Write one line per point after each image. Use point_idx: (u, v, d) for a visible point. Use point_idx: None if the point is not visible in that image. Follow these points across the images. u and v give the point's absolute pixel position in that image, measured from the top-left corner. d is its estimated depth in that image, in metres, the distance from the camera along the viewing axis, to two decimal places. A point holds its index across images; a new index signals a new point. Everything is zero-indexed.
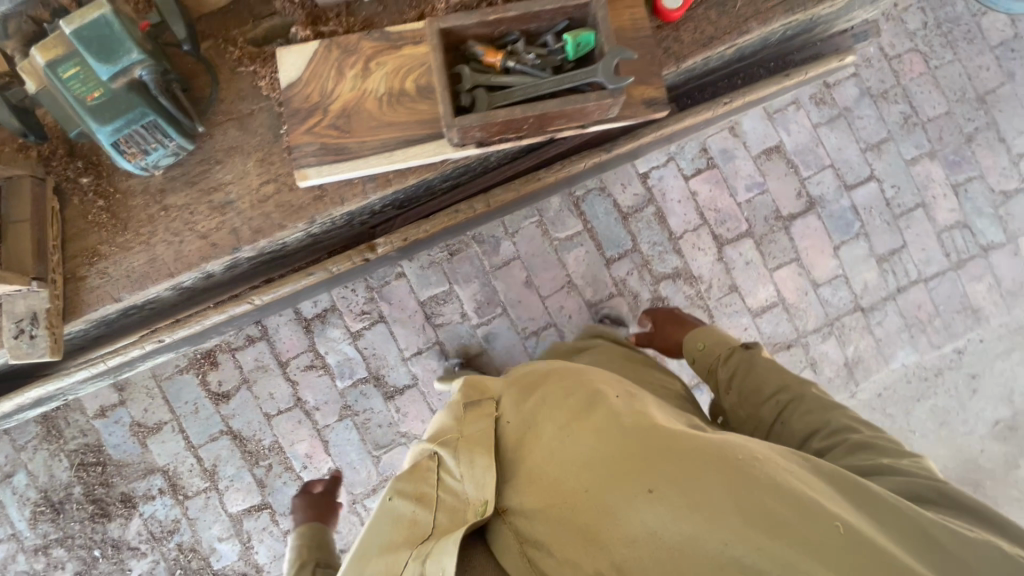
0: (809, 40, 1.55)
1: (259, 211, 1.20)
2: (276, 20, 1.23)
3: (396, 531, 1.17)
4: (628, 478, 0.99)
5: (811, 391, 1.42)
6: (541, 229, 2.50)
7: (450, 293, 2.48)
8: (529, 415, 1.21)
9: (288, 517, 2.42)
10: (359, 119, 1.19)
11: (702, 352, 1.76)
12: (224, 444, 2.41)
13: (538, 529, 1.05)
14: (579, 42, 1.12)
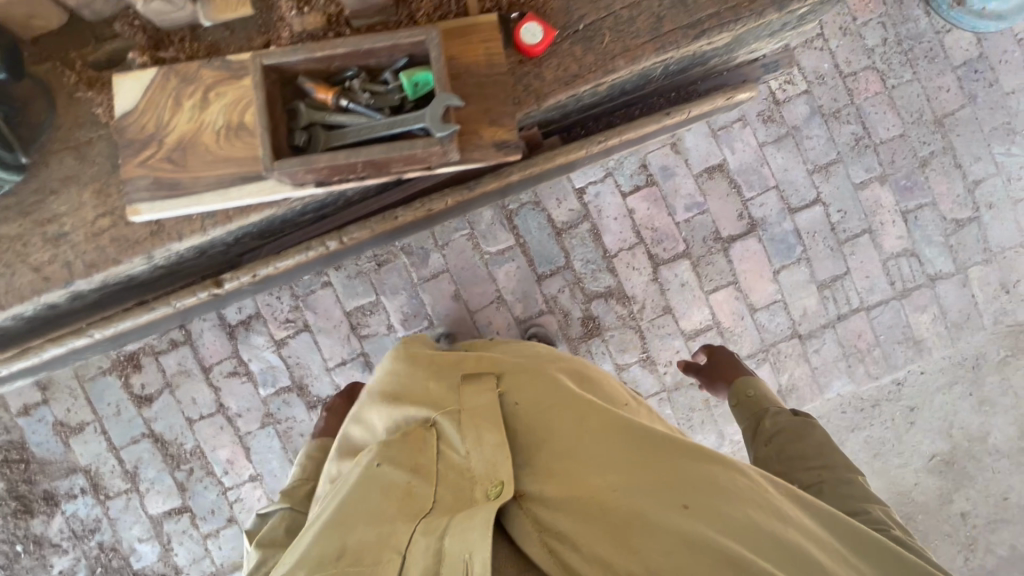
0: (711, 71, 1.47)
1: (93, 244, 1.17)
2: (118, 42, 1.17)
3: (386, 498, 1.11)
4: (661, 491, 1.04)
5: (858, 480, 1.36)
6: (473, 243, 2.44)
7: (377, 305, 2.44)
8: (542, 404, 1.25)
9: (208, 520, 2.44)
10: (194, 153, 1.14)
11: (756, 397, 1.69)
12: (147, 447, 2.42)
13: (561, 520, 1.02)
14: (417, 82, 1.05)
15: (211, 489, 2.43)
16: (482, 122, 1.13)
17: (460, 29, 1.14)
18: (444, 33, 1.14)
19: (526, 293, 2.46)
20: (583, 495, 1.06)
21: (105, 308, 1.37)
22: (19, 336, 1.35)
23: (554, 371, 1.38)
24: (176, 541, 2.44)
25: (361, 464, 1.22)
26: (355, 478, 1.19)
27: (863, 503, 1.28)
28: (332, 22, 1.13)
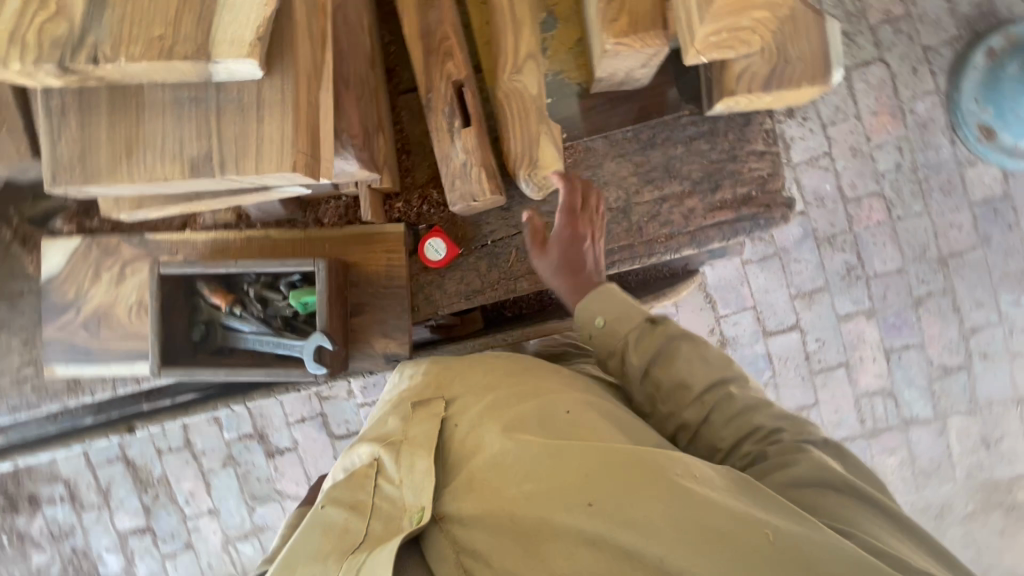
0: (653, 270, 1.36)
1: (17, 390, 1.26)
2: (52, 204, 1.23)
3: (314, 547, 0.74)
4: (564, 481, 0.67)
5: (733, 388, 0.87)
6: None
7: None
8: (473, 389, 0.87)
9: (168, 542, 2.66)
10: (107, 324, 1.20)
11: (608, 335, 0.96)
12: (120, 469, 2.61)
13: (467, 528, 0.68)
14: (306, 302, 1.09)
15: (173, 515, 2.63)
16: (374, 334, 1.14)
17: (360, 234, 1.14)
18: (346, 240, 1.14)
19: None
20: (494, 503, 0.69)
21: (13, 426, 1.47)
22: None
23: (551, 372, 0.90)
24: (143, 556, 2.68)
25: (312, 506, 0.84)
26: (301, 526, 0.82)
27: (747, 412, 0.84)
28: (241, 220, 1.17)
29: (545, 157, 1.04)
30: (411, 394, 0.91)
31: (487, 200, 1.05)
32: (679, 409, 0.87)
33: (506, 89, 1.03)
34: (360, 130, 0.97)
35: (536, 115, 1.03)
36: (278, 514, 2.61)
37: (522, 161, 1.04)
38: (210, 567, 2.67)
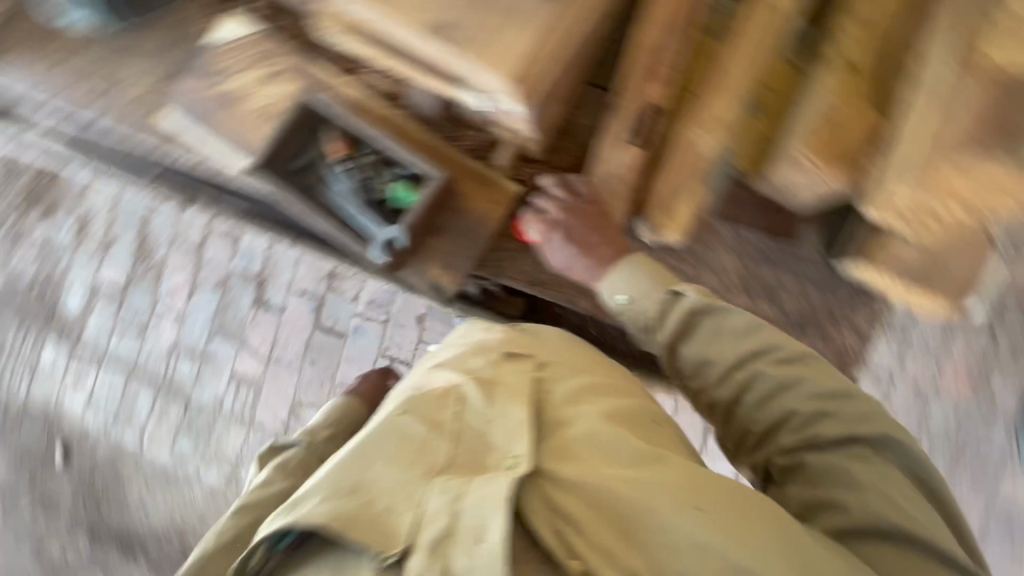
0: None
1: (128, 112, 1.35)
2: None
3: (395, 455, 0.76)
4: (670, 487, 0.77)
5: (764, 367, 0.98)
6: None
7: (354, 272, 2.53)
8: (568, 366, 0.93)
9: (128, 315, 2.75)
10: (233, 106, 1.26)
11: (629, 310, 1.10)
12: (132, 231, 2.71)
13: (569, 496, 0.75)
14: (401, 196, 1.16)
15: (146, 296, 2.72)
16: (437, 259, 1.18)
17: (483, 172, 1.17)
18: (467, 170, 1.17)
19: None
20: (602, 486, 0.76)
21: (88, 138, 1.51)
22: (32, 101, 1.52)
23: (638, 388, 0.97)
24: (101, 313, 2.76)
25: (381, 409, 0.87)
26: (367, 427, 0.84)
27: (781, 399, 0.96)
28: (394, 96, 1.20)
29: (677, 216, 1.06)
30: (499, 343, 0.94)
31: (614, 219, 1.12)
32: (713, 389, 1.02)
33: (688, 142, 1.04)
34: (554, 93, 1.00)
35: (698, 179, 1.05)
36: (230, 354, 2.66)
37: (653, 209, 1.08)
38: (147, 359, 2.74)
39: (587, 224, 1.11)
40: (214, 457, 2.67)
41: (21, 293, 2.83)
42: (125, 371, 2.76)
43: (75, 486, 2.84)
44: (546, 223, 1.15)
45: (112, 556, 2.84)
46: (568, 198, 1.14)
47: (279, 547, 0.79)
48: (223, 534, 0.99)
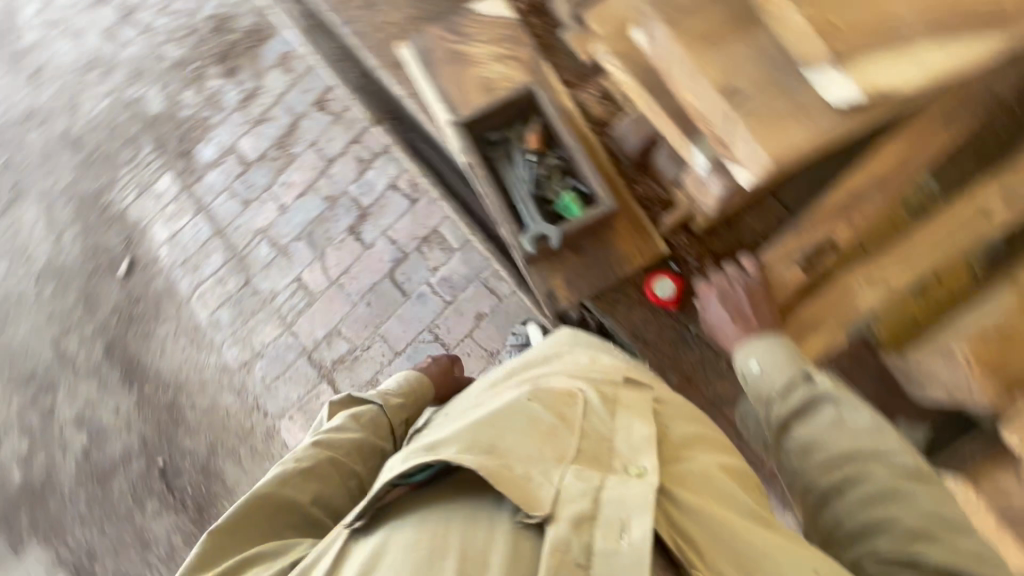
0: None
1: (372, 29, 1.51)
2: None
3: (529, 431, 0.87)
4: (795, 555, 0.82)
5: (879, 466, 1.00)
6: (522, 312, 2.64)
7: (443, 244, 2.75)
8: (682, 416, 1.03)
9: (241, 184, 3.00)
10: (460, 66, 1.38)
11: (759, 381, 1.14)
12: (285, 122, 3.02)
13: (693, 519, 0.82)
14: (567, 205, 1.23)
15: (266, 178, 2.98)
16: (564, 273, 1.23)
17: (643, 222, 1.24)
18: (631, 212, 1.24)
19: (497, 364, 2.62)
20: (724, 526, 0.83)
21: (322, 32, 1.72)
22: None
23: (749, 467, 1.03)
24: (221, 173, 3.03)
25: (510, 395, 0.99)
26: (494, 405, 0.95)
27: (892, 506, 0.96)
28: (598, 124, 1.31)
29: (812, 342, 1.19)
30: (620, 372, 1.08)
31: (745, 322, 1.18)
32: (813, 476, 1.04)
33: (849, 291, 1.16)
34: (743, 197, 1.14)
35: (840, 323, 1.16)
36: (308, 261, 2.85)
37: (798, 327, 1.19)
38: (236, 229, 2.96)
39: (751, 302, 1.18)
40: (247, 338, 2.83)
41: (167, 125, 3.13)
42: (213, 230, 2.98)
43: (114, 302, 3.00)
44: (708, 286, 1.23)
45: (106, 380, 2.93)
46: (740, 274, 1.20)
47: (407, 484, 0.86)
48: (304, 461, 1.28)
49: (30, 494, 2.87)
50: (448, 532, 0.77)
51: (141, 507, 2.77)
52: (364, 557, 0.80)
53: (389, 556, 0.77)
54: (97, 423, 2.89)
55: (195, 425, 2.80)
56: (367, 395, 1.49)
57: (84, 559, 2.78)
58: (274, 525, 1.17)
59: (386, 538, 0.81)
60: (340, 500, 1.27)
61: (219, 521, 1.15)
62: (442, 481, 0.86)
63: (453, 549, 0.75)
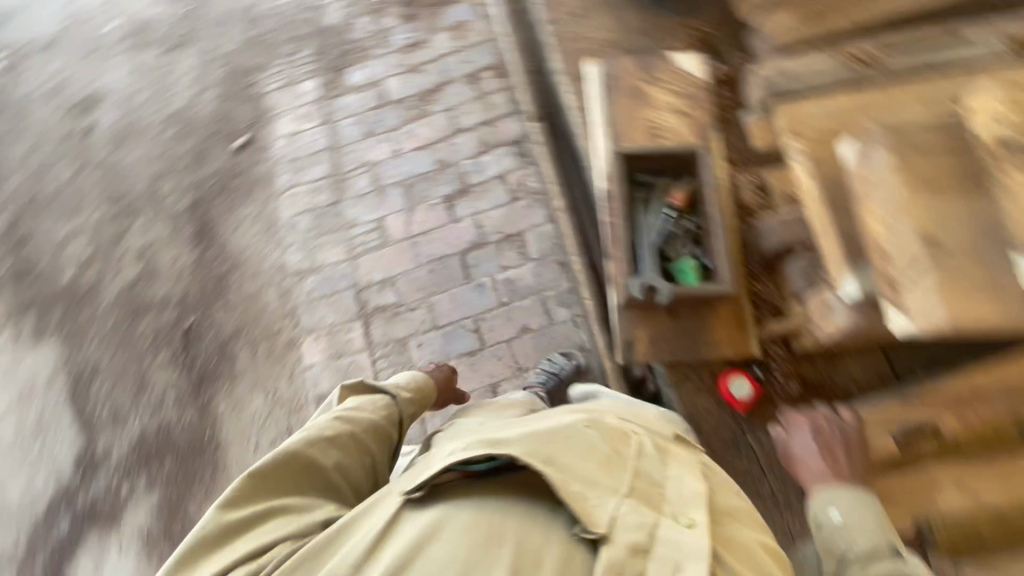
0: None
1: (571, 36, 1.59)
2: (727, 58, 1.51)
3: (588, 458, 1.10)
4: None
5: None
6: (566, 343, 2.64)
7: (521, 249, 2.79)
8: (727, 488, 1.20)
9: (371, 116, 3.15)
10: (637, 104, 1.43)
11: (836, 534, 1.21)
12: (434, 80, 3.16)
13: None
14: (685, 269, 1.24)
15: (395, 120, 3.12)
16: (650, 329, 1.24)
17: (746, 315, 1.23)
18: (738, 301, 1.23)
19: (520, 379, 2.62)
20: None
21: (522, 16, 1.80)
22: None
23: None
24: (359, 99, 3.19)
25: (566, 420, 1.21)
26: (548, 425, 1.18)
27: None
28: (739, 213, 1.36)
29: (896, 512, 1.28)
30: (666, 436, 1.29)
31: (838, 465, 1.27)
32: None
33: (933, 482, 1.27)
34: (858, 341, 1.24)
35: (922, 506, 1.26)
36: (397, 209, 2.95)
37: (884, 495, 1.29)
38: (348, 153, 3.10)
39: (843, 448, 1.28)
40: (313, 251, 2.94)
41: (334, 39, 3.33)
42: (329, 144, 3.13)
43: (217, 167, 3.20)
44: (801, 418, 1.35)
45: (179, 230, 3.11)
46: (830, 417, 1.32)
47: (464, 472, 1.08)
48: (326, 431, 1.39)
49: (71, 296, 3.06)
50: (504, 522, 1.00)
51: (153, 353, 2.89)
52: (425, 522, 1.02)
53: (450, 528, 1.00)
54: (154, 263, 3.06)
55: (233, 304, 2.92)
56: (382, 385, 1.60)
57: (84, 373, 2.91)
58: (298, 480, 1.32)
59: (445, 513, 1.03)
60: (355, 470, 1.39)
61: (253, 469, 1.28)
62: (497, 477, 1.08)
63: (510, 538, 0.97)
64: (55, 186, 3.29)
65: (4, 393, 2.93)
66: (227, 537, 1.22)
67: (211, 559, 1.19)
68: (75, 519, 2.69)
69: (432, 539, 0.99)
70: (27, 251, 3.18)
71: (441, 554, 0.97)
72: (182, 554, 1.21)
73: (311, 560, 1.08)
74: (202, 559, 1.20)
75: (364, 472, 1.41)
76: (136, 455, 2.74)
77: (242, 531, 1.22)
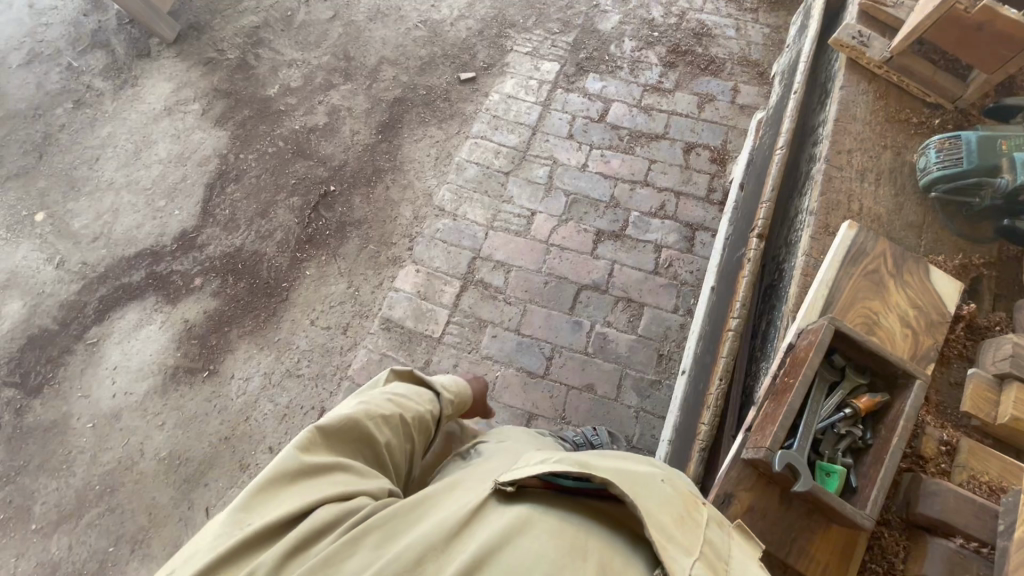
0: None
1: (842, 190, 1.54)
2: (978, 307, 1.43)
3: (668, 506, 1.02)
4: None
5: None
6: (618, 426, 2.54)
7: (633, 318, 2.73)
8: None
9: (584, 123, 3.20)
10: (870, 291, 1.34)
11: None
12: (656, 129, 3.17)
13: None
14: (830, 476, 1.16)
15: (601, 139, 3.16)
16: (756, 500, 1.19)
17: (852, 555, 1.15)
18: (856, 540, 1.16)
19: (558, 428, 2.55)
20: None
21: (811, 138, 1.74)
22: (826, 91, 1.80)
23: None
24: (581, 103, 3.26)
25: (648, 466, 1.14)
26: (628, 465, 1.11)
27: None
28: (904, 459, 1.28)
29: None
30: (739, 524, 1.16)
31: None
32: None
33: None
34: None
35: None
36: (553, 213, 2.98)
37: None
38: (543, 141, 3.17)
39: None
40: (461, 200, 3.03)
41: (594, 42, 3.44)
42: (534, 123, 3.22)
43: (434, 83, 3.38)
44: None
45: (372, 112, 3.31)
46: None
47: (548, 483, 1.05)
48: (381, 407, 1.38)
49: (263, 108, 3.35)
50: (588, 541, 0.97)
51: (288, 194, 3.10)
52: (513, 516, 1.00)
53: (537, 530, 0.97)
54: (336, 125, 3.29)
55: (373, 198, 3.08)
56: (430, 379, 1.58)
57: (230, 173, 3.17)
58: (355, 447, 1.30)
59: (532, 514, 1.01)
60: (398, 455, 1.37)
61: (322, 421, 1.26)
62: (581, 498, 1.05)
63: (595, 557, 0.94)
64: (308, 18, 3.62)
65: (166, 147, 3.25)
66: (296, 481, 1.15)
67: (281, 499, 1.10)
68: (148, 277, 2.93)
69: (516, 537, 0.96)
70: (255, 53, 3.52)
71: (530, 552, 0.93)
72: (251, 492, 1.10)
73: (404, 515, 1.06)
74: (271, 498, 1.10)
75: (403, 457, 1.40)
76: (222, 263, 2.94)
77: (310, 479, 1.15)
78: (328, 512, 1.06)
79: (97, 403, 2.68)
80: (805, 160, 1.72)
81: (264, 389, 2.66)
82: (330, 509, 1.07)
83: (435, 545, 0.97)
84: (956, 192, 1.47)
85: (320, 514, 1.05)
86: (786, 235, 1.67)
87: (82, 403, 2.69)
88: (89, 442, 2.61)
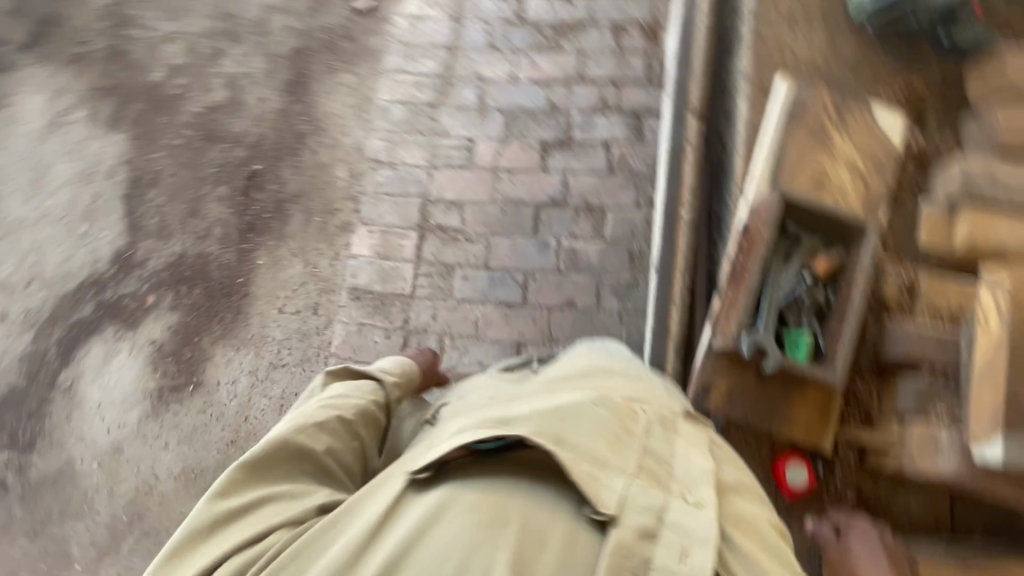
0: None
1: (772, 41, 1.45)
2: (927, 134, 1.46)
3: (593, 436, 1.06)
4: None
5: None
6: (605, 333, 2.58)
7: (598, 225, 2.68)
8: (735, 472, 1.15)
9: (503, 28, 2.94)
10: (816, 148, 1.28)
11: None
12: (580, 16, 2.92)
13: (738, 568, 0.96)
14: (796, 344, 1.18)
15: (524, 42, 2.91)
16: (731, 382, 1.22)
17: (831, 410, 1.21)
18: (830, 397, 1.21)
19: (548, 349, 2.58)
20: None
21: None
22: None
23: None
24: (495, 7, 2.97)
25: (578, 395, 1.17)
26: (551, 405, 1.13)
27: None
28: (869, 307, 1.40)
29: None
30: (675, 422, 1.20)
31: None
32: None
33: None
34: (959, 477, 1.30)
35: None
36: (492, 135, 2.82)
37: None
38: (464, 59, 2.92)
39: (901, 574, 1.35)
40: (395, 146, 2.85)
41: None
42: (450, 41, 2.95)
43: (331, 22, 3.05)
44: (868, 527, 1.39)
45: (274, 72, 3.01)
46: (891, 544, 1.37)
47: (472, 452, 1.06)
48: (313, 418, 1.34)
49: (155, 96, 3.03)
50: (508, 501, 0.99)
51: (213, 185, 2.89)
52: (432, 502, 1.01)
53: (455, 510, 0.99)
54: (240, 96, 3.00)
55: (302, 166, 2.88)
56: (369, 369, 1.58)
57: (144, 178, 2.93)
58: (288, 469, 1.26)
59: (450, 494, 1.01)
60: (346, 455, 1.35)
61: (245, 457, 1.23)
62: (503, 455, 1.06)
63: (512, 517, 0.96)
64: None
65: (66, 166, 2.98)
66: (222, 528, 1.14)
67: (203, 553, 1.11)
68: (99, 307, 2.80)
69: (438, 521, 0.98)
70: (125, 36, 3.12)
71: (452, 533, 0.96)
72: (171, 556, 1.12)
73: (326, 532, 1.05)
74: (194, 555, 1.11)
75: (353, 457, 1.37)
76: (169, 274, 2.81)
77: (235, 521, 1.15)
78: (240, 562, 1.06)
79: (94, 443, 2.67)
80: (729, 22, 1.62)
81: (254, 387, 2.65)
82: (249, 552, 1.07)
83: (363, 551, 0.99)
84: (889, 20, 1.41)
85: (240, 559, 1.07)
86: (723, 107, 1.60)
87: (79, 447, 2.67)
88: (102, 479, 2.63)
